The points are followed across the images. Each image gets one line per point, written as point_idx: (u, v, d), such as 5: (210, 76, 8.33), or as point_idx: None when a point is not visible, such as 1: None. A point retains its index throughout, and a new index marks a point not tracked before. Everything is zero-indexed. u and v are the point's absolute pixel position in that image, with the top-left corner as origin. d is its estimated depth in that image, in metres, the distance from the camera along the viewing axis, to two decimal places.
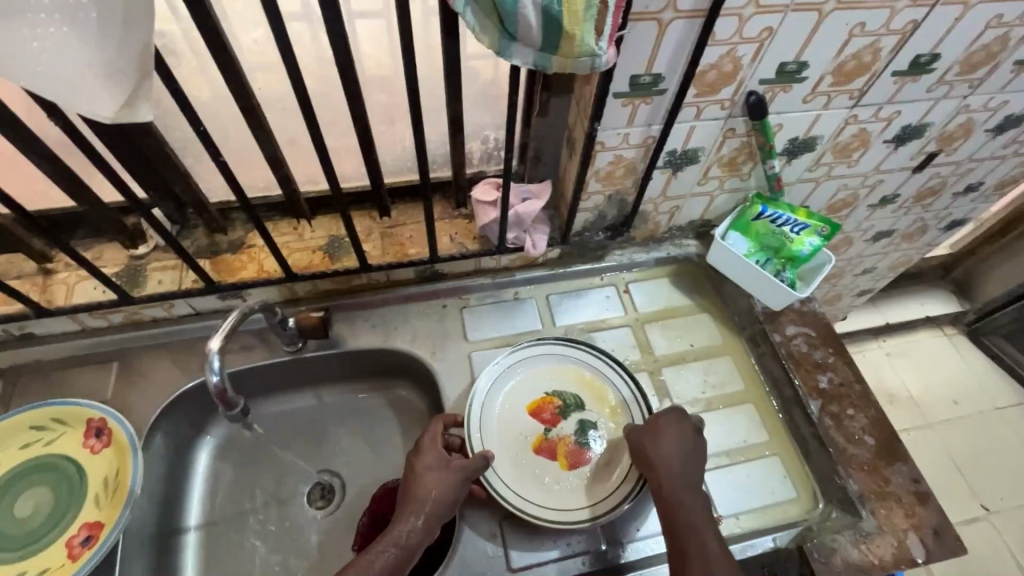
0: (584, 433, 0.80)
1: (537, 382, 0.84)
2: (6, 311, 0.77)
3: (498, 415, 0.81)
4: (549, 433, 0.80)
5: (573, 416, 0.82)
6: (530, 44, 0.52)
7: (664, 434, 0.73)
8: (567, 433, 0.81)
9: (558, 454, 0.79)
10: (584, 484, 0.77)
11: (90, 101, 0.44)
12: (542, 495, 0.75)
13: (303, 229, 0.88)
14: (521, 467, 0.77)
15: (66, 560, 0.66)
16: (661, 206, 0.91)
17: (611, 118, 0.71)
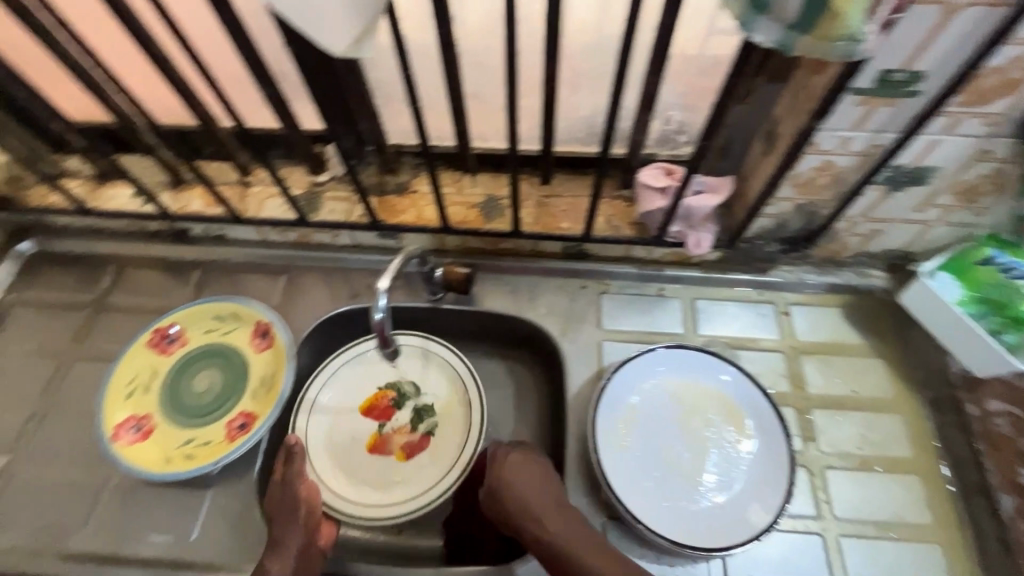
0: (418, 420, 0.82)
1: (369, 378, 0.84)
2: (211, 212, 0.88)
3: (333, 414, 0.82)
4: (384, 430, 0.81)
5: (410, 404, 0.83)
6: (781, 18, 0.45)
7: (527, 490, 0.63)
8: (398, 424, 0.82)
9: (395, 447, 0.80)
10: (429, 469, 0.78)
11: (329, 33, 0.45)
12: (380, 495, 0.77)
13: (464, 183, 0.89)
14: (382, 470, 0.79)
15: (224, 439, 0.76)
16: (858, 227, 0.78)
17: (838, 118, 0.61)
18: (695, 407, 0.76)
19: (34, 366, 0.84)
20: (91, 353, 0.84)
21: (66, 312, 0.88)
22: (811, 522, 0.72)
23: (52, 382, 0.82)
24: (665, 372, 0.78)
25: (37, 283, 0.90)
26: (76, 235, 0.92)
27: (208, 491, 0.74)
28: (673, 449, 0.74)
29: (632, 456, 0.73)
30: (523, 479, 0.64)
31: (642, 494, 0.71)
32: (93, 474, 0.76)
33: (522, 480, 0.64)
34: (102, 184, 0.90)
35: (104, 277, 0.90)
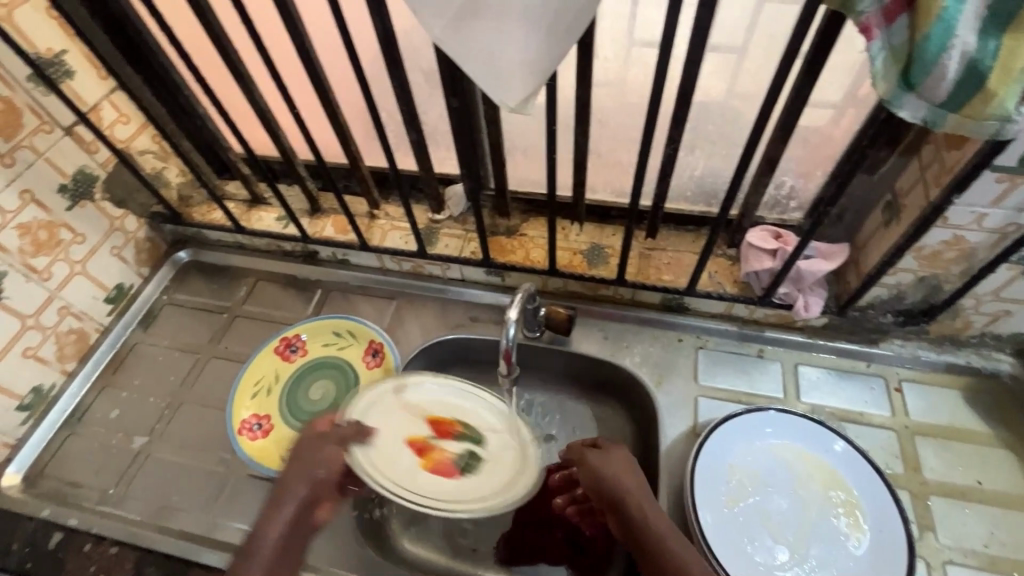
0: (463, 456, 0.78)
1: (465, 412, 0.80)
2: (341, 239, 0.98)
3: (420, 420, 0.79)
4: (433, 442, 0.79)
5: (466, 444, 0.79)
6: (929, 97, 0.47)
7: (287, 485, 0.67)
8: (449, 449, 0.78)
9: (426, 456, 0.77)
10: (439, 489, 0.74)
11: (508, 93, 0.52)
12: (453, 496, 0.73)
13: (570, 231, 0.94)
14: (404, 469, 0.75)
15: None
16: (986, 306, 0.75)
17: (973, 194, 0.61)
18: (799, 476, 0.74)
19: (177, 359, 0.94)
20: (225, 353, 0.94)
21: (207, 315, 0.99)
22: None
23: (190, 375, 0.92)
24: (771, 434, 0.76)
25: (187, 287, 1.03)
26: (224, 249, 1.05)
27: None
28: (775, 517, 0.71)
29: (733, 518, 0.71)
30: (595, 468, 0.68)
31: (744, 560, 0.68)
32: (215, 463, 0.83)
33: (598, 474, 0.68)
34: (253, 207, 1.03)
35: (241, 287, 1.02)
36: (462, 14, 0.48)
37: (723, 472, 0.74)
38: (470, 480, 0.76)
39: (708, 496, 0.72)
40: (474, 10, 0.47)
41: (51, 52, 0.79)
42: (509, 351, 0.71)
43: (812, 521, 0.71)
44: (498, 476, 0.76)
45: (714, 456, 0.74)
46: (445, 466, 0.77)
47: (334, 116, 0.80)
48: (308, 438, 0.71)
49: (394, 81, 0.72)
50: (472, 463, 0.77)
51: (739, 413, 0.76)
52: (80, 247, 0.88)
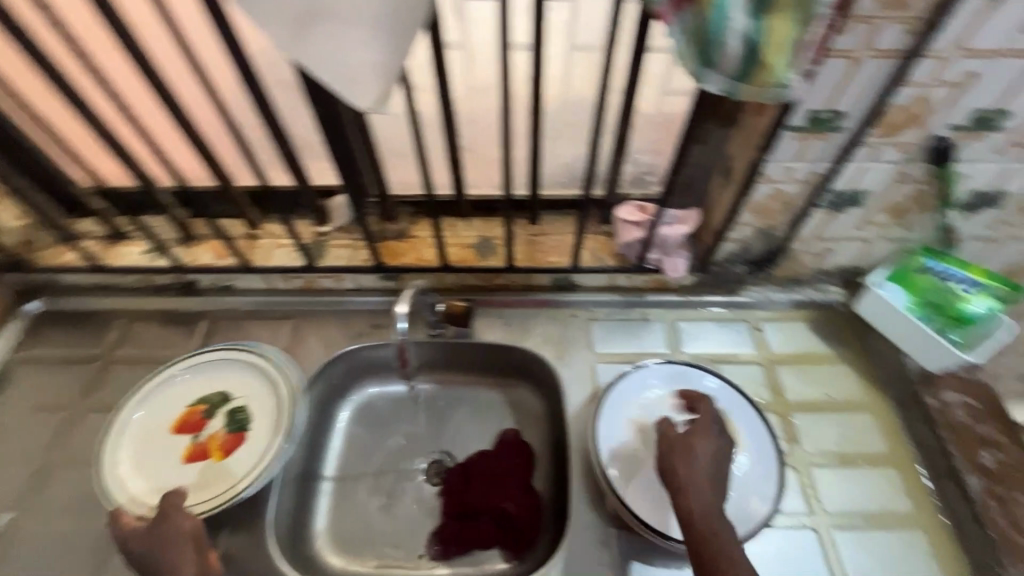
0: (230, 421, 0.83)
1: (170, 407, 0.85)
2: (221, 264, 0.93)
3: (139, 441, 0.82)
4: (198, 439, 0.82)
5: (221, 412, 0.84)
6: (724, 71, 0.56)
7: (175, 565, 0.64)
8: (214, 428, 0.83)
9: (210, 451, 0.81)
10: (235, 460, 0.80)
11: (360, 92, 0.53)
12: (232, 464, 0.80)
13: (458, 227, 0.97)
14: (237, 462, 0.80)
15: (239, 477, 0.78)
16: (812, 246, 0.88)
17: (780, 151, 0.72)
18: (688, 417, 0.82)
19: (42, 420, 0.85)
20: (99, 404, 0.86)
21: (74, 367, 0.90)
22: (805, 518, 0.77)
23: (60, 435, 0.83)
24: (657, 385, 0.84)
25: (44, 340, 0.92)
26: (85, 293, 0.95)
27: (219, 533, 0.77)
28: None
29: (639, 466, 0.78)
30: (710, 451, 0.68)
31: (653, 502, 0.75)
32: (101, 524, 0.76)
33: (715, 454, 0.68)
34: (115, 242, 0.95)
35: (112, 331, 0.93)
36: (303, 20, 0.49)
37: (623, 427, 0.81)
38: (251, 424, 0.83)
39: (611, 451, 0.78)
40: (314, 14, 0.49)
41: None
42: None
43: None
44: (264, 408, 0.84)
45: (613, 414, 0.81)
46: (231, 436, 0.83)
47: (192, 135, 0.76)
48: (140, 533, 0.67)
49: (251, 93, 0.71)
50: (238, 416, 0.84)
51: (628, 372, 0.84)
52: None
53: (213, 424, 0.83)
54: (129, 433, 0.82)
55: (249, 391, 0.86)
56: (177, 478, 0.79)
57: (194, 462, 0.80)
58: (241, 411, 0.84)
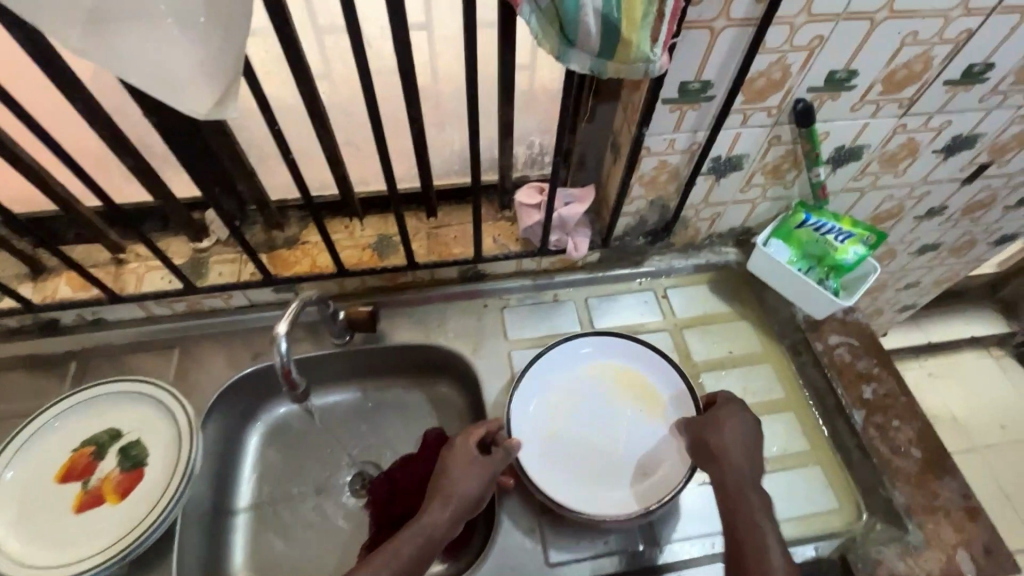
0: (124, 459, 0.74)
1: (49, 455, 0.73)
2: (83, 297, 0.83)
3: (15, 501, 0.70)
4: (89, 485, 0.72)
5: (113, 451, 0.74)
6: (588, 49, 0.55)
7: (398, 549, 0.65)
8: (107, 469, 0.73)
9: (105, 496, 0.72)
10: (137, 500, 0.71)
11: (188, 97, 0.47)
12: (133, 506, 0.70)
13: (354, 227, 0.91)
14: (139, 502, 0.71)
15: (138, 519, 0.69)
16: (703, 212, 0.91)
17: (659, 124, 0.73)
18: (598, 395, 0.85)
19: None
20: None
21: None
22: None
23: None
24: (565, 372, 0.86)
25: None
26: None
27: None
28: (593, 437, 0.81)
29: (560, 455, 0.80)
30: (736, 447, 0.69)
31: (581, 487, 0.78)
32: None
33: (739, 449, 0.69)
34: None
35: None
36: (97, 17, 0.42)
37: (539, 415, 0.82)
38: (151, 457, 0.74)
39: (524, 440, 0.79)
40: (111, 9, 0.42)
41: None
42: (286, 369, 0.69)
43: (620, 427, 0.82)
44: (163, 438, 0.75)
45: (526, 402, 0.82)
46: (128, 476, 0.73)
47: (12, 156, 0.66)
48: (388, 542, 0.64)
49: (75, 102, 0.62)
50: (134, 451, 0.74)
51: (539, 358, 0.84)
52: None
53: (105, 465, 0.74)
54: (3, 494, 0.70)
55: (143, 423, 0.76)
56: (68, 534, 0.69)
57: (87, 511, 0.71)
58: (137, 445, 0.75)
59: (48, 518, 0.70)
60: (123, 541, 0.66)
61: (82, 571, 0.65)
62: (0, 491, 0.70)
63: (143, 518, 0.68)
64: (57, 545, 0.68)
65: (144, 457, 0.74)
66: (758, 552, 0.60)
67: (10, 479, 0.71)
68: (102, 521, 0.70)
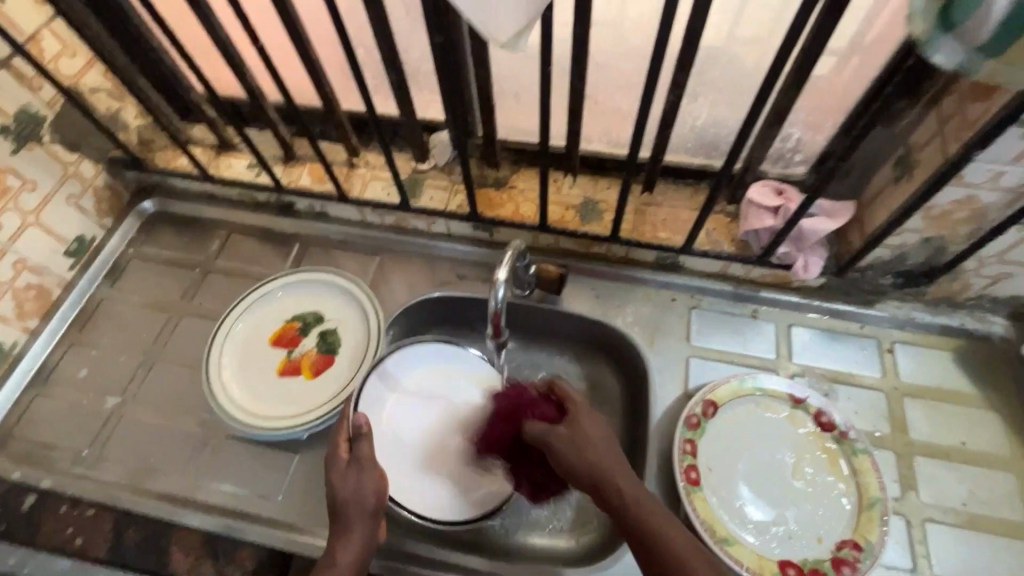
0: (322, 343, 0.82)
1: (268, 320, 0.84)
2: (318, 189, 0.91)
3: (238, 351, 0.82)
4: (292, 355, 0.82)
5: (315, 332, 0.83)
6: (970, 40, 0.42)
7: (349, 525, 0.60)
8: (307, 346, 0.82)
9: (302, 369, 0.81)
10: (327, 382, 0.79)
11: (498, 22, 0.46)
12: (323, 387, 0.79)
13: (562, 184, 0.88)
14: (329, 385, 0.79)
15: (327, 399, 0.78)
16: (988, 268, 0.72)
17: (995, 150, 0.57)
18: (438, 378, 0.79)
19: (148, 315, 0.90)
20: (197, 310, 0.90)
21: (178, 269, 0.94)
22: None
23: (162, 333, 0.88)
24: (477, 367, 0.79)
25: (154, 240, 0.97)
26: (192, 199, 0.98)
27: (296, 456, 0.77)
28: (772, 488, 0.70)
29: (439, 454, 0.76)
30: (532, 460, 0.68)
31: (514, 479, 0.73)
32: (191, 426, 0.80)
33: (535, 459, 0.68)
34: (222, 153, 0.95)
35: (214, 241, 0.96)
36: None
37: (709, 438, 0.73)
38: (342, 348, 0.82)
39: (689, 461, 0.71)
40: None
41: None
42: (498, 314, 0.68)
43: (808, 490, 0.70)
44: (355, 335, 0.82)
45: (700, 419, 0.74)
46: (322, 358, 0.82)
47: (304, 50, 0.72)
48: (334, 477, 0.63)
49: (371, 10, 0.64)
50: (330, 338, 0.82)
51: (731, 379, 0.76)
52: (31, 195, 0.81)
53: (306, 342, 0.83)
54: (229, 342, 0.82)
55: (343, 315, 0.84)
56: (270, 392, 0.79)
57: (287, 377, 0.80)
58: (334, 333, 0.83)
59: (258, 373, 0.80)
60: (316, 416, 0.75)
61: (282, 428, 0.74)
62: (230, 337, 0.82)
63: (333, 403, 0.76)
64: (261, 397, 0.79)
65: (338, 346, 0.82)
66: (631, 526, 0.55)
67: (236, 331, 0.83)
68: (298, 391, 0.79)
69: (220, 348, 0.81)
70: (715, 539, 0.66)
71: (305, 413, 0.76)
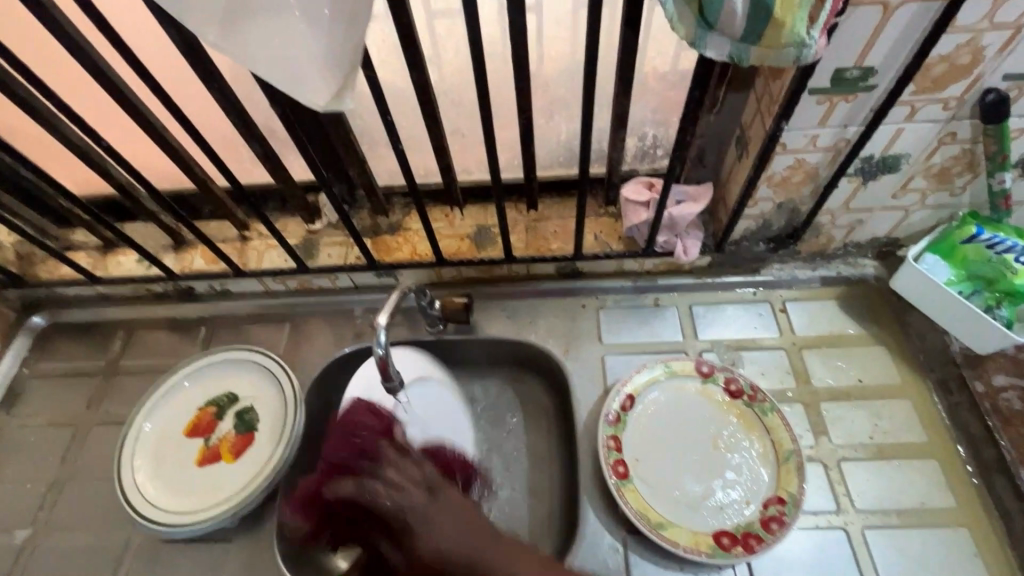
0: (239, 423, 0.80)
1: (180, 413, 0.82)
2: (213, 269, 0.91)
3: (151, 452, 0.79)
4: (210, 442, 0.80)
5: (231, 413, 0.81)
6: (729, 33, 0.48)
7: None
8: (224, 431, 0.80)
9: (222, 454, 0.79)
10: (249, 463, 0.77)
11: (309, 89, 0.47)
12: (246, 468, 0.77)
13: (454, 217, 0.91)
14: (252, 464, 0.77)
15: (251, 478, 0.76)
16: (841, 219, 0.79)
17: (801, 118, 0.64)
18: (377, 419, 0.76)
19: (53, 434, 0.85)
20: (105, 418, 0.86)
21: (80, 379, 0.90)
22: (834, 517, 0.71)
23: (70, 450, 0.84)
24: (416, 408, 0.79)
25: (50, 355, 0.93)
26: (86, 304, 0.95)
27: (230, 543, 0.74)
28: (697, 464, 0.73)
29: None
30: (405, 493, 0.57)
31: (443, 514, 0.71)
32: (113, 540, 0.76)
33: (410, 490, 0.57)
34: (109, 252, 0.94)
35: (115, 341, 0.93)
36: (234, 14, 0.43)
37: (633, 430, 0.76)
38: (260, 423, 0.80)
39: (616, 455, 0.74)
40: (244, 5, 0.43)
41: None
42: (386, 358, 0.69)
43: (730, 456, 0.74)
44: (272, 407, 0.81)
45: (620, 413, 0.77)
46: (241, 439, 0.80)
47: (161, 139, 0.72)
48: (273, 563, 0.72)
49: (214, 92, 0.66)
50: (247, 417, 0.81)
51: (642, 369, 0.79)
52: None
53: (222, 426, 0.81)
54: (141, 443, 0.79)
55: (257, 390, 0.82)
56: (191, 485, 0.76)
57: (207, 465, 0.78)
58: (250, 410, 0.81)
59: (176, 469, 0.78)
60: (241, 499, 0.73)
61: (207, 520, 0.72)
62: (140, 439, 0.79)
63: (256, 483, 0.74)
64: (182, 493, 0.76)
65: (256, 422, 0.80)
66: None
67: (146, 431, 0.80)
68: (220, 479, 0.77)
69: (130, 454, 0.77)
70: (650, 526, 0.68)
71: (230, 499, 0.74)
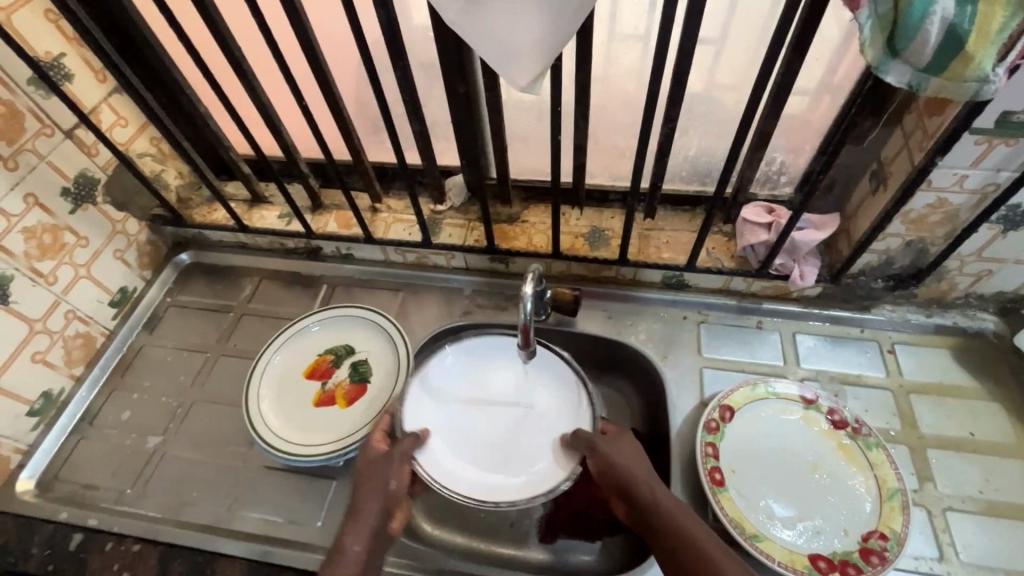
0: (354, 373, 0.87)
1: (302, 356, 0.89)
2: (344, 233, 0.99)
3: (273, 386, 0.86)
4: (326, 387, 0.86)
5: (347, 364, 0.88)
6: (913, 62, 0.51)
7: (361, 505, 0.64)
8: (340, 377, 0.87)
9: (336, 399, 0.85)
10: (361, 410, 0.83)
11: (517, 70, 0.54)
12: (358, 415, 0.83)
13: (570, 216, 0.96)
14: (363, 412, 0.83)
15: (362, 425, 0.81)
16: (970, 266, 0.79)
17: (954, 157, 0.65)
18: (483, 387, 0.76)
19: (186, 358, 0.94)
20: (233, 351, 0.95)
21: (214, 314, 0.99)
22: (935, 564, 0.69)
23: (200, 375, 0.92)
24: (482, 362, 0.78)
25: (189, 289, 1.03)
26: (226, 249, 1.05)
27: (333, 482, 0.80)
28: (792, 484, 0.73)
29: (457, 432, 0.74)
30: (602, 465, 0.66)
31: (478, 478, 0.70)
32: (230, 460, 0.83)
33: (604, 465, 0.66)
34: (254, 206, 1.04)
35: (247, 286, 1.03)
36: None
37: (731, 443, 0.77)
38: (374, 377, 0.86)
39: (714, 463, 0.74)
40: None
41: (49, 55, 0.78)
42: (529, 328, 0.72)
43: (829, 483, 0.73)
44: (385, 364, 0.87)
45: (719, 423, 0.78)
46: (353, 388, 0.86)
47: (336, 107, 0.81)
48: (375, 457, 0.69)
49: (399, 73, 0.74)
50: (362, 368, 0.87)
51: (746, 384, 0.80)
52: (84, 250, 0.88)
53: (338, 373, 0.87)
54: (266, 376, 0.86)
55: (372, 347, 0.89)
56: (305, 422, 0.83)
57: (322, 407, 0.84)
58: (365, 364, 0.87)
59: (295, 405, 0.84)
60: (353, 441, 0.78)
61: (321, 455, 0.78)
62: (266, 373, 0.86)
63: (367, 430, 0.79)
64: (297, 428, 0.82)
65: (370, 375, 0.86)
66: (662, 528, 0.60)
67: (272, 367, 0.87)
68: (332, 421, 0.83)
69: (257, 384, 0.85)
70: (745, 536, 0.69)
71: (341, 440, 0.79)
